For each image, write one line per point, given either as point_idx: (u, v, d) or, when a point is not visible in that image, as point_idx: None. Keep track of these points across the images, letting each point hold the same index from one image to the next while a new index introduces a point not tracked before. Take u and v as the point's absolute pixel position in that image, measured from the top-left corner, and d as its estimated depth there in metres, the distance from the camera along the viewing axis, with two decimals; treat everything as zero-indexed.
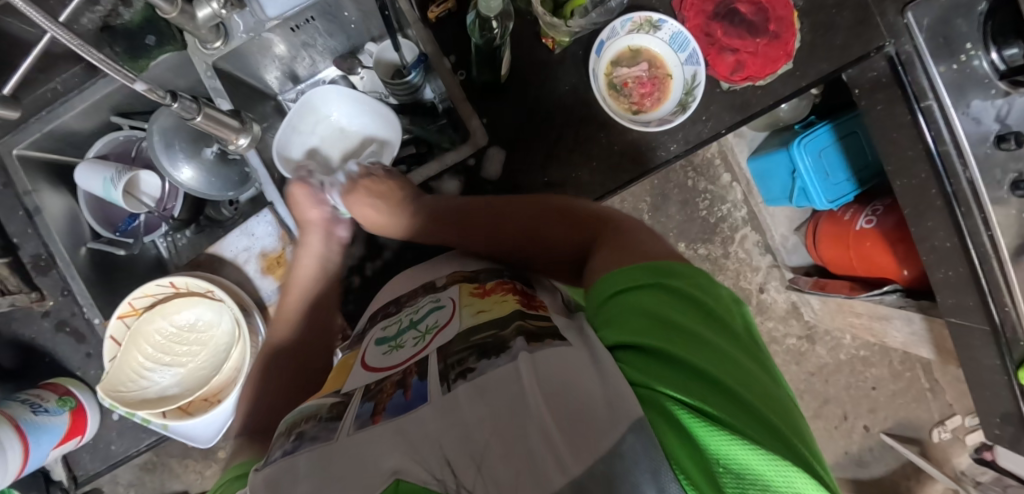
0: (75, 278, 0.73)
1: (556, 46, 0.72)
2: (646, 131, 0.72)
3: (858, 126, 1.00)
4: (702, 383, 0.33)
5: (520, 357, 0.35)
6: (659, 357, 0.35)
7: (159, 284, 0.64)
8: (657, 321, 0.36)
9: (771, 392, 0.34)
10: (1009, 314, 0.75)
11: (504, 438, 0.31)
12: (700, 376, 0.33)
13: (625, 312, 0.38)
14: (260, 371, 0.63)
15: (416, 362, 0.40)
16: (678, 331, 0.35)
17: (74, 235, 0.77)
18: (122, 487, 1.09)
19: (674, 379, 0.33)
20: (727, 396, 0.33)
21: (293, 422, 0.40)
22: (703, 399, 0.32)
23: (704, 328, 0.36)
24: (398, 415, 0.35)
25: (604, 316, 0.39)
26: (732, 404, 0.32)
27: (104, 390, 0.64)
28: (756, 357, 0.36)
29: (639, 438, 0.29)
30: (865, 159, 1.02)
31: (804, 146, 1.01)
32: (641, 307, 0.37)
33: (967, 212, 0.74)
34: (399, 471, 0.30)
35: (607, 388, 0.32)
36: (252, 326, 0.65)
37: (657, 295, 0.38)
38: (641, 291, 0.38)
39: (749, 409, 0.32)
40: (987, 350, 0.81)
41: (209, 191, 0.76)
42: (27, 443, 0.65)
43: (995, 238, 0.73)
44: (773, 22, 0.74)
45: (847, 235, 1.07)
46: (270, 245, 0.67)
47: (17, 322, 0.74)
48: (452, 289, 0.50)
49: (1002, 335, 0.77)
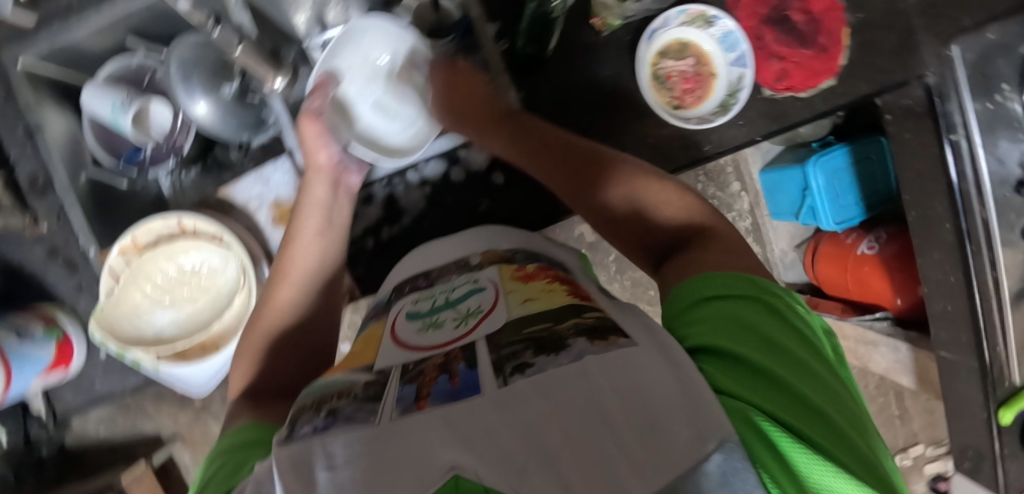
0: (74, 205, 0.70)
1: (604, 28, 0.70)
2: (684, 127, 0.70)
3: (876, 152, 1.00)
4: (790, 400, 0.34)
5: (586, 358, 0.32)
6: (744, 368, 0.35)
7: (167, 221, 0.63)
8: (759, 337, 0.37)
9: (853, 421, 0.34)
10: (1000, 355, 0.79)
11: (575, 441, 0.28)
12: (785, 394, 0.34)
13: (723, 318, 0.39)
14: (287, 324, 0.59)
15: (461, 347, 0.37)
16: (762, 345, 0.37)
17: (74, 159, 0.72)
18: (92, 423, 1.05)
19: (762, 394, 0.34)
20: (813, 413, 0.33)
21: (322, 396, 0.36)
22: (791, 416, 0.33)
23: (799, 354, 0.37)
24: (447, 403, 0.32)
25: (697, 315, 0.40)
26: (820, 425, 0.33)
27: (98, 323, 0.61)
28: (842, 386, 0.37)
29: (727, 458, 0.28)
30: (875, 185, 1.02)
31: (819, 164, 1.01)
32: (744, 321, 0.38)
33: (977, 250, 0.76)
34: (457, 466, 0.27)
35: (684, 389, 0.31)
36: (287, 273, 0.61)
37: (761, 313, 0.39)
38: (727, 304, 0.40)
39: (841, 438, 0.33)
40: (972, 386, 0.83)
41: (222, 130, 0.71)
42: (10, 370, 0.63)
43: (1000, 279, 0.75)
44: (823, 35, 0.74)
45: (846, 258, 1.08)
46: (327, 188, 0.64)
47: (9, 244, 0.71)
48: (491, 271, 0.47)
49: (989, 373, 0.81)
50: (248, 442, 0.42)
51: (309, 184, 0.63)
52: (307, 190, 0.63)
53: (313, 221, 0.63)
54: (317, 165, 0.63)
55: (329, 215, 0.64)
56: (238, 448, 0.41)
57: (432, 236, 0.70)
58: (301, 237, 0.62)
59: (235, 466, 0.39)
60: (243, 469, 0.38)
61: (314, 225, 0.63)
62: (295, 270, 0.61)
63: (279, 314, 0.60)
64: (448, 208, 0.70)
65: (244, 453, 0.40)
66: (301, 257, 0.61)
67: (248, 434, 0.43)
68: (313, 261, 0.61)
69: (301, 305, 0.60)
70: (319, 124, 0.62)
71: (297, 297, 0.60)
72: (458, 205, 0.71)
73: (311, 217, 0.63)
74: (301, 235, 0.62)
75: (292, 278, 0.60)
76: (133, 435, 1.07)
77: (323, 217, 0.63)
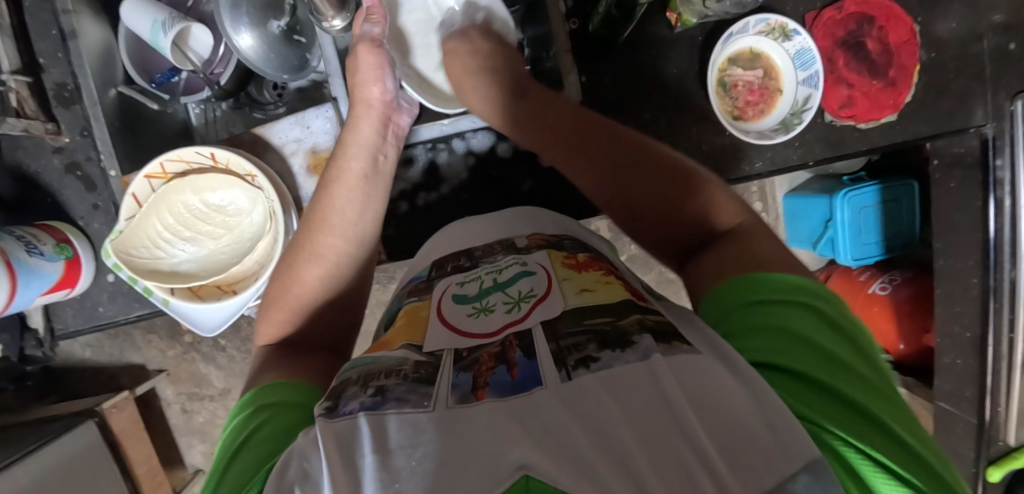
0: (98, 120, 0.66)
1: (678, 24, 0.67)
2: (743, 138, 0.68)
3: (905, 195, 0.97)
4: (856, 416, 0.31)
5: (655, 358, 0.31)
6: (804, 379, 0.33)
7: (199, 152, 0.60)
8: (812, 347, 0.34)
9: (919, 429, 0.33)
10: (999, 414, 0.81)
11: (651, 447, 0.26)
12: (853, 408, 0.32)
13: (769, 328, 0.35)
14: (328, 273, 0.54)
15: (516, 334, 0.35)
16: (820, 353, 0.34)
17: (105, 73, 0.69)
18: (78, 344, 1.03)
19: (828, 408, 0.31)
20: (882, 428, 0.31)
21: (369, 373, 0.35)
22: (861, 433, 0.31)
23: (855, 360, 0.34)
24: (508, 396, 0.30)
25: (738, 322, 0.37)
26: (892, 441, 0.31)
27: (116, 248, 0.60)
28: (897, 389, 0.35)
29: (814, 479, 0.26)
30: (901, 227, 0.99)
31: (848, 199, 0.97)
32: (790, 328, 0.35)
33: (998, 309, 0.77)
34: (527, 466, 0.25)
35: (759, 408, 0.29)
36: (327, 218, 0.56)
37: (807, 316, 0.36)
38: (772, 305, 0.37)
39: (913, 451, 0.31)
40: (965, 440, 0.85)
41: (264, 68, 0.66)
42: (16, 283, 0.59)
43: (1015, 341, 0.77)
44: (894, 69, 0.72)
45: (855, 296, 1.05)
46: (377, 127, 0.59)
47: (25, 151, 0.68)
48: (540, 255, 0.45)
49: (985, 430, 0.82)
50: (287, 405, 0.40)
51: (359, 123, 0.59)
52: (354, 127, 0.59)
53: (358, 163, 0.58)
54: (370, 100, 0.59)
55: (374, 159, 0.59)
56: (276, 410, 0.39)
57: (469, 209, 0.70)
58: (343, 182, 0.57)
59: (273, 433, 0.36)
60: (286, 436, 0.36)
61: (356, 168, 0.58)
62: (335, 217, 0.56)
63: (320, 268, 0.54)
64: (492, 181, 0.69)
65: (285, 416, 0.38)
66: (343, 200, 0.57)
67: (285, 395, 0.41)
68: (353, 212, 0.57)
69: (342, 259, 0.55)
70: (377, 60, 0.58)
71: (340, 250, 0.55)
72: (501, 181, 0.70)
73: (354, 159, 0.58)
74: (341, 178, 0.57)
75: (332, 222, 0.56)
76: (117, 363, 1.05)
77: (368, 159, 0.59)
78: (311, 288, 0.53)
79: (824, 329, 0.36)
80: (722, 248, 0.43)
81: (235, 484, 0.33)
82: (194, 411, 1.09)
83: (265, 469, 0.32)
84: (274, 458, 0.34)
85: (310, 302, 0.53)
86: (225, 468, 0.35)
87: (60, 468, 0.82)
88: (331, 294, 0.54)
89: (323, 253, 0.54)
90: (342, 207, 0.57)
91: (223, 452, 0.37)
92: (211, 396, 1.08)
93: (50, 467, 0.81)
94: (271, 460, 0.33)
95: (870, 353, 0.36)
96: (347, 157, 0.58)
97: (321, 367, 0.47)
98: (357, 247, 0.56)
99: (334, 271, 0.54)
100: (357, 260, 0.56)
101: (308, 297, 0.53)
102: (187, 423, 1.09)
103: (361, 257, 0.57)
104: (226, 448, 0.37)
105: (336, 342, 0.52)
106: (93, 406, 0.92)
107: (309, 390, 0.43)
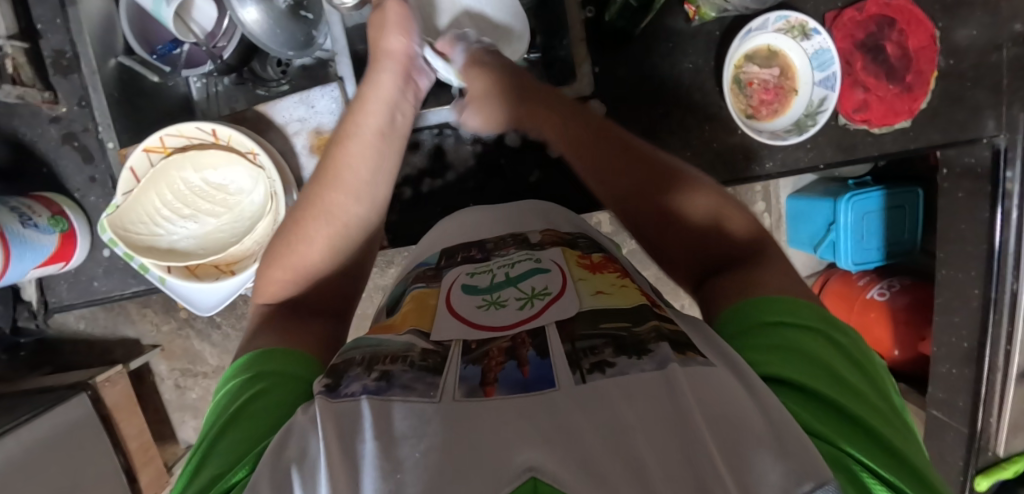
0: (97, 91, 0.64)
1: (696, 17, 0.66)
2: (755, 138, 0.67)
3: (908, 202, 0.96)
4: (873, 443, 0.30)
5: (671, 368, 0.30)
6: (815, 398, 0.32)
7: (200, 127, 0.59)
8: (829, 370, 0.33)
9: (936, 471, 0.31)
10: (989, 426, 0.81)
11: (664, 453, 0.25)
12: (864, 430, 0.31)
13: (786, 348, 0.35)
14: (337, 233, 0.52)
15: (529, 331, 0.34)
16: (830, 375, 0.33)
17: (105, 42, 0.67)
18: (71, 316, 1.02)
19: (841, 429, 0.30)
20: (894, 454, 0.30)
21: (376, 357, 0.34)
22: (873, 455, 0.30)
23: (871, 394, 0.33)
24: (517, 394, 0.29)
25: (756, 339, 0.36)
26: (910, 475, 0.30)
27: (113, 223, 0.58)
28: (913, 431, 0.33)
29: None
30: (901, 234, 0.98)
31: (852, 203, 0.96)
32: (807, 350, 0.34)
33: (997, 321, 0.77)
34: (535, 468, 0.24)
35: (766, 414, 0.29)
36: (339, 174, 0.53)
37: (825, 344, 0.35)
38: (791, 328, 0.36)
39: (932, 490, 0.30)
40: (955, 449, 0.86)
41: (268, 43, 0.65)
42: (9, 254, 0.58)
43: (1011, 354, 0.77)
44: (911, 74, 0.70)
45: (853, 301, 1.04)
46: (399, 85, 0.56)
47: (20, 118, 0.67)
48: (555, 253, 0.44)
49: (975, 441, 0.83)
50: (289, 378, 0.39)
51: (377, 75, 0.55)
52: (374, 82, 0.55)
53: (376, 120, 0.55)
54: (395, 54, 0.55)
55: (393, 119, 0.56)
56: (277, 379, 0.38)
57: (474, 198, 0.69)
58: (356, 142, 0.54)
59: (276, 402, 0.36)
60: (283, 412, 0.35)
61: (373, 126, 0.55)
62: (348, 176, 0.53)
63: (331, 227, 0.52)
64: (498, 170, 0.68)
65: (287, 388, 0.37)
66: (356, 159, 0.54)
67: (285, 368, 0.40)
68: (365, 173, 0.54)
69: (352, 222, 0.54)
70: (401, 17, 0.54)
71: (351, 212, 0.53)
72: (508, 171, 0.69)
73: (371, 115, 0.55)
74: (354, 137, 0.54)
75: (342, 179, 0.53)
76: (111, 336, 1.04)
77: (386, 116, 0.55)
78: (318, 245, 0.51)
79: (838, 355, 0.35)
80: (737, 271, 0.43)
81: (227, 457, 0.32)
82: (187, 387, 1.09)
83: (254, 451, 0.31)
84: (263, 438, 0.33)
85: (318, 262, 0.51)
86: (213, 438, 0.34)
87: (49, 440, 0.81)
88: (339, 257, 0.53)
89: (334, 213, 0.52)
90: (356, 166, 0.54)
91: (211, 421, 0.36)
92: (204, 373, 1.07)
93: (39, 439, 0.80)
94: (263, 440, 0.33)
95: (886, 386, 0.35)
96: (361, 114, 0.55)
97: (321, 336, 0.46)
98: (369, 209, 0.55)
99: (345, 233, 0.53)
100: (367, 222, 0.55)
101: (315, 255, 0.51)
102: (180, 398, 1.09)
103: (371, 219, 0.55)
104: (215, 418, 0.36)
105: (337, 306, 0.51)
106: (86, 380, 0.91)
107: (309, 363, 0.41)
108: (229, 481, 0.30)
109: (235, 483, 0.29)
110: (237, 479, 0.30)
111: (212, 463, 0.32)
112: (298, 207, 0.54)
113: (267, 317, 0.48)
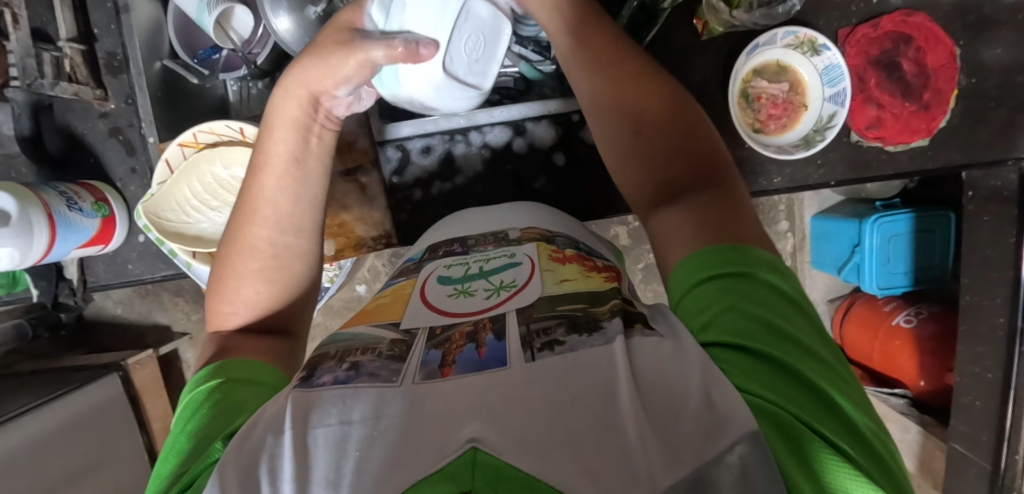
0: (143, 90, 0.71)
1: (704, 32, 0.68)
2: (763, 151, 0.68)
3: (940, 227, 0.93)
4: (810, 399, 0.31)
5: (618, 341, 0.31)
6: (756, 359, 0.32)
7: (229, 125, 0.63)
8: (767, 328, 0.33)
9: (863, 409, 0.33)
10: (1015, 463, 0.78)
11: (598, 423, 0.27)
12: (807, 391, 0.31)
13: (725, 307, 0.34)
14: (270, 266, 0.50)
15: (490, 317, 0.36)
16: (770, 333, 0.33)
17: (153, 46, 0.73)
18: (111, 301, 1.09)
19: (783, 391, 0.31)
20: (835, 416, 0.31)
21: (347, 348, 0.35)
22: (813, 414, 0.31)
23: (811, 346, 0.34)
24: (472, 372, 0.30)
25: (700, 302, 0.36)
26: (843, 425, 0.31)
27: (147, 210, 0.64)
28: (845, 372, 0.34)
29: (753, 455, 0.26)
30: (929, 259, 0.95)
31: (879, 225, 0.93)
32: (747, 309, 0.34)
33: None
34: (477, 439, 0.26)
35: (696, 369, 0.30)
36: (257, 207, 0.51)
37: (767, 298, 0.35)
38: (737, 284, 0.35)
39: (859, 430, 0.31)
40: (977, 484, 0.83)
41: (298, 50, 0.68)
42: (55, 235, 0.64)
43: None
44: (929, 92, 0.70)
45: (878, 327, 1.01)
46: (303, 104, 0.51)
47: (72, 113, 0.73)
48: (529, 246, 0.46)
49: (999, 477, 0.80)
50: (244, 382, 0.42)
51: (281, 98, 0.51)
52: (276, 106, 0.51)
53: (285, 147, 0.51)
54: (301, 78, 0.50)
55: (307, 139, 0.52)
56: (234, 387, 0.41)
57: (481, 200, 0.72)
58: (268, 172, 0.51)
59: (235, 404, 0.39)
60: (240, 412, 0.38)
61: (278, 153, 0.51)
62: (266, 206, 0.51)
63: (261, 259, 0.50)
64: (505, 175, 0.71)
65: (243, 392, 0.40)
66: (274, 192, 0.51)
67: (242, 374, 0.42)
68: (285, 205, 0.51)
69: (286, 251, 0.51)
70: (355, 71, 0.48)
71: (282, 244, 0.51)
72: (516, 176, 0.71)
73: (277, 142, 0.51)
74: (267, 169, 0.51)
75: (262, 212, 0.50)
76: (145, 322, 1.11)
77: (296, 139, 0.51)
78: (247, 277, 0.50)
79: (787, 318, 0.34)
80: (703, 204, 0.40)
81: (186, 460, 0.35)
82: None
83: (224, 434, 0.35)
84: (230, 427, 0.37)
85: (256, 296, 0.50)
86: (188, 435, 0.37)
87: (84, 415, 0.87)
88: (281, 286, 0.51)
89: (261, 247, 0.50)
90: (275, 200, 0.51)
91: (181, 425, 0.39)
92: None
93: (76, 413, 0.86)
94: (217, 436, 0.36)
95: (824, 337, 0.35)
96: (268, 140, 0.51)
97: (271, 348, 0.47)
98: (299, 237, 0.52)
99: (278, 262, 0.51)
100: (303, 251, 0.52)
101: (249, 288, 0.50)
102: None
103: (312, 248, 0.53)
104: (185, 422, 0.39)
105: (287, 324, 0.51)
106: (119, 360, 0.97)
107: (272, 373, 0.44)
108: (201, 464, 0.33)
109: (207, 463, 0.33)
110: (209, 460, 0.33)
111: (188, 455, 0.35)
112: (227, 238, 0.52)
113: (217, 348, 0.47)
